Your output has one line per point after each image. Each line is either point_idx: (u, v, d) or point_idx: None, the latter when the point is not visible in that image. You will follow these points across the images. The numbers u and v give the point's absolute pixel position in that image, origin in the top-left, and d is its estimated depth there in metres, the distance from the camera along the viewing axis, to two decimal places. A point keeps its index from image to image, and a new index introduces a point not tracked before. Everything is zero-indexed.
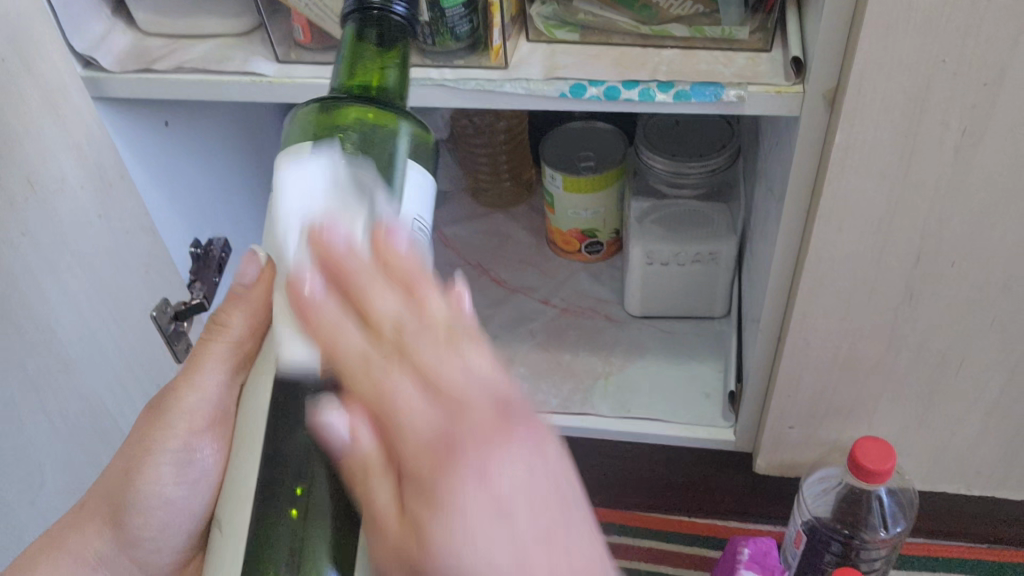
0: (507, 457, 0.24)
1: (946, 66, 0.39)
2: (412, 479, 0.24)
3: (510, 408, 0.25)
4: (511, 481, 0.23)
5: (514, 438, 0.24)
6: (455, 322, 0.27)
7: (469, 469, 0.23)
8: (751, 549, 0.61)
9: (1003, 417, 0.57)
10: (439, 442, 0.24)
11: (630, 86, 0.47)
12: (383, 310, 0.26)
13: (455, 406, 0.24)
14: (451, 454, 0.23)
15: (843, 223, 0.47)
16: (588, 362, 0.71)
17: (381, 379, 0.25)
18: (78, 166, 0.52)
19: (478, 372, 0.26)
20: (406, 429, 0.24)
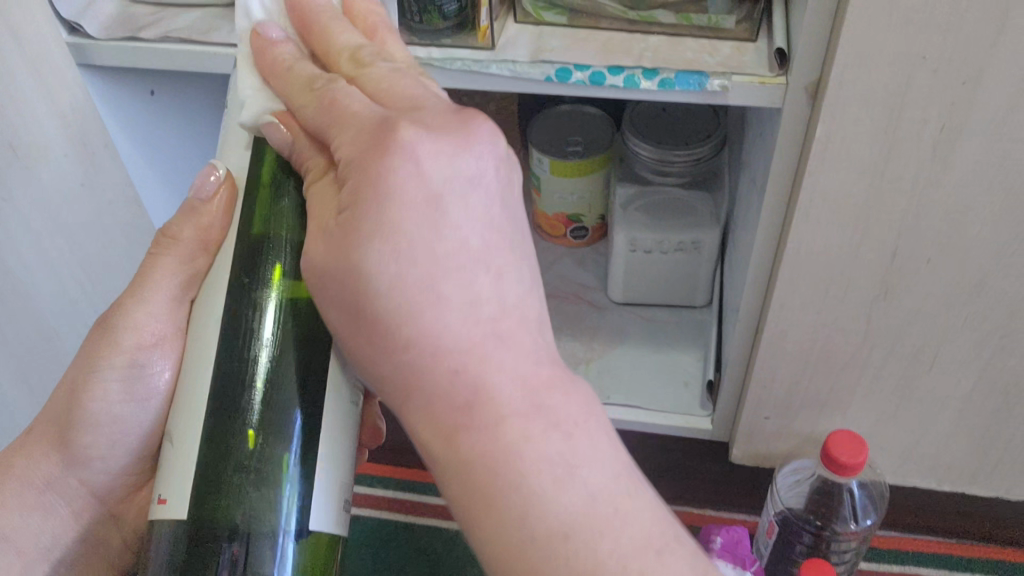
0: (462, 151, 0.31)
1: (926, 63, 0.39)
2: (358, 179, 0.30)
3: (470, 135, 0.31)
4: (452, 176, 0.30)
5: (507, 267, 0.31)
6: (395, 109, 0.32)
7: (414, 196, 0.30)
8: (723, 538, 0.61)
9: (976, 414, 0.57)
10: (373, 135, 0.31)
11: (616, 71, 0.47)
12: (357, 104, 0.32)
13: (408, 127, 0.30)
14: (388, 140, 0.30)
15: (821, 216, 0.47)
16: (568, 347, 0.71)
17: (335, 96, 0.32)
18: (62, 133, 0.52)
19: (441, 226, 0.30)
20: (355, 111, 0.32)
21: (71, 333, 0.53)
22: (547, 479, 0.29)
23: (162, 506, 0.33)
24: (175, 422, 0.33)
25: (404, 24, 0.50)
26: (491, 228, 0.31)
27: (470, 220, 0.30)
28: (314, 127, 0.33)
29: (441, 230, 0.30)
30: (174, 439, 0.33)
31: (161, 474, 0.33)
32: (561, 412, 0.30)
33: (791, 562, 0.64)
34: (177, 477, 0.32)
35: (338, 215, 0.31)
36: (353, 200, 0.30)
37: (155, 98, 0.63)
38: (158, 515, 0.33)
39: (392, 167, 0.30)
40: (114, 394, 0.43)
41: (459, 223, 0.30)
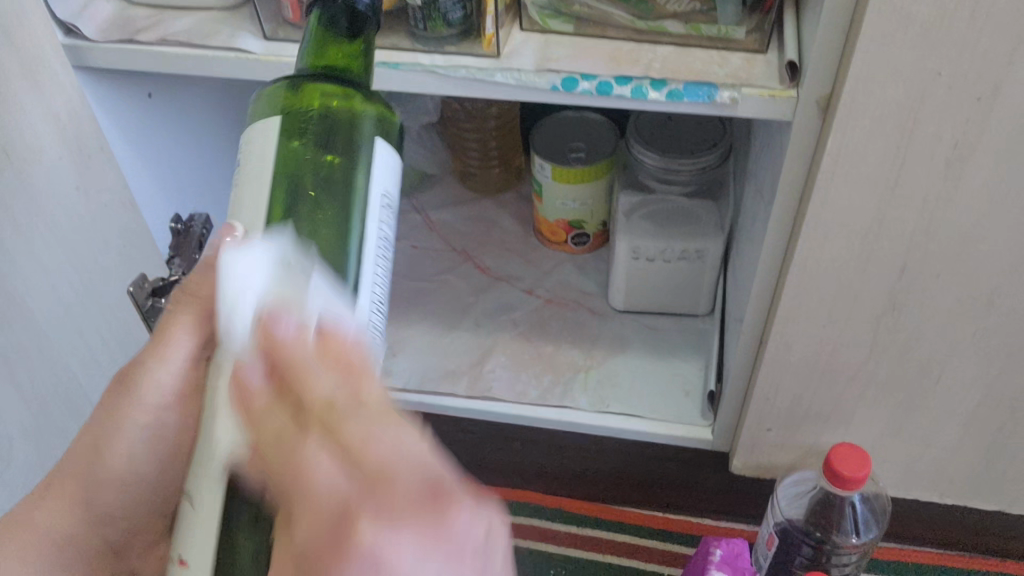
0: (438, 550, 0.21)
1: (941, 79, 0.38)
2: (287, 537, 0.23)
3: (442, 494, 0.22)
4: (418, 538, 0.21)
5: (448, 522, 0.21)
6: (386, 406, 0.25)
7: (356, 555, 0.20)
8: (723, 550, 0.61)
9: (980, 429, 0.57)
10: (333, 524, 0.21)
11: (623, 82, 0.46)
12: (320, 390, 0.25)
13: (373, 478, 0.22)
14: (347, 529, 0.21)
15: (830, 231, 0.46)
16: (569, 355, 0.70)
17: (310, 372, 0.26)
18: (57, 138, 0.51)
19: (392, 449, 0.23)
20: (312, 487, 0.22)
21: (66, 342, 0.53)
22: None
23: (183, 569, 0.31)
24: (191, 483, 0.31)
25: (407, 31, 0.50)
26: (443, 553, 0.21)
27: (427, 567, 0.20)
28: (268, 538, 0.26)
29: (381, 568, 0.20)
30: (194, 504, 0.31)
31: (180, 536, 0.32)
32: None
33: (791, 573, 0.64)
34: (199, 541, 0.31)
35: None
36: (333, 534, 0.21)
37: (151, 101, 0.62)
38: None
39: (373, 438, 0.23)
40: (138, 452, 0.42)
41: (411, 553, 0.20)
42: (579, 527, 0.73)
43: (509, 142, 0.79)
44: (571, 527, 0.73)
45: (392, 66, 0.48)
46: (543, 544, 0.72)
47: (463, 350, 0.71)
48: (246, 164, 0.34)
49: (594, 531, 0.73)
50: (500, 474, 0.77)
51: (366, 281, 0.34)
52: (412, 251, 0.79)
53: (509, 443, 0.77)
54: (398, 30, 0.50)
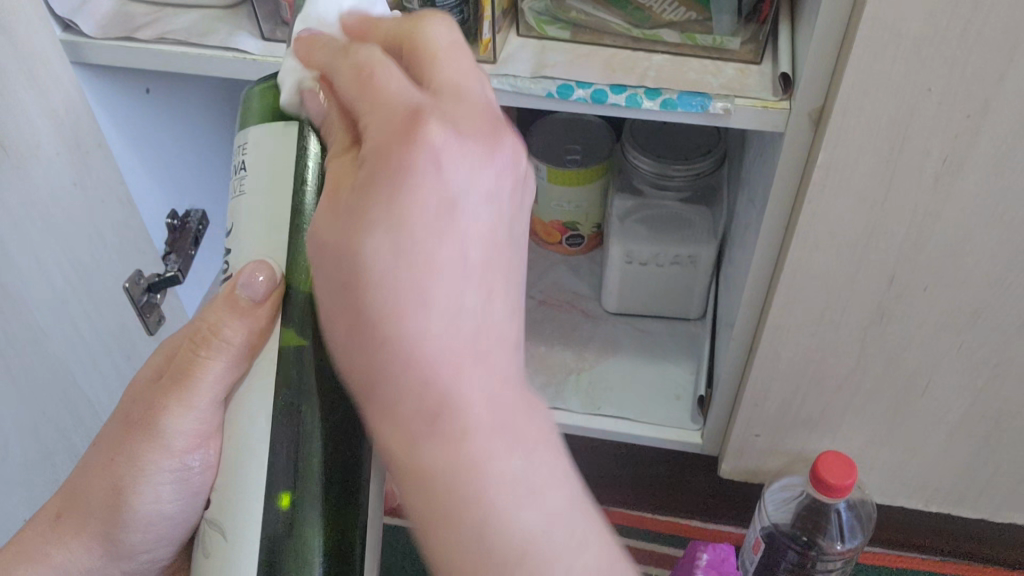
0: (487, 167, 0.27)
1: (931, 95, 0.39)
2: (376, 159, 0.26)
3: (503, 126, 0.28)
4: (485, 156, 0.27)
5: (490, 170, 0.27)
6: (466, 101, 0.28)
7: (428, 150, 0.26)
8: (709, 555, 0.60)
9: (966, 439, 0.57)
10: (403, 124, 0.26)
11: (618, 90, 0.46)
12: (394, 82, 0.28)
13: (448, 100, 0.28)
14: (419, 126, 0.26)
15: (819, 242, 0.47)
16: (561, 356, 0.71)
17: (380, 64, 0.28)
18: (55, 134, 0.51)
19: (457, 205, 0.26)
20: (388, 91, 0.27)
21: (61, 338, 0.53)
22: (509, 496, 0.26)
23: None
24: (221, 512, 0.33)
25: None
26: (499, 178, 0.28)
27: (480, 180, 0.27)
28: (333, 74, 0.30)
29: (443, 185, 0.26)
30: (225, 534, 0.32)
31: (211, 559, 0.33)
32: (524, 429, 0.27)
33: None
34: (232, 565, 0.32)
35: (354, 187, 0.27)
36: (369, 178, 0.26)
37: (149, 96, 0.62)
38: None
39: (414, 160, 0.26)
40: (165, 495, 0.40)
41: (466, 171, 0.27)
42: None
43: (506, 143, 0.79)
44: None
45: None
46: None
47: None
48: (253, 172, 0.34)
49: None
50: None
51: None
52: None
53: None
54: None
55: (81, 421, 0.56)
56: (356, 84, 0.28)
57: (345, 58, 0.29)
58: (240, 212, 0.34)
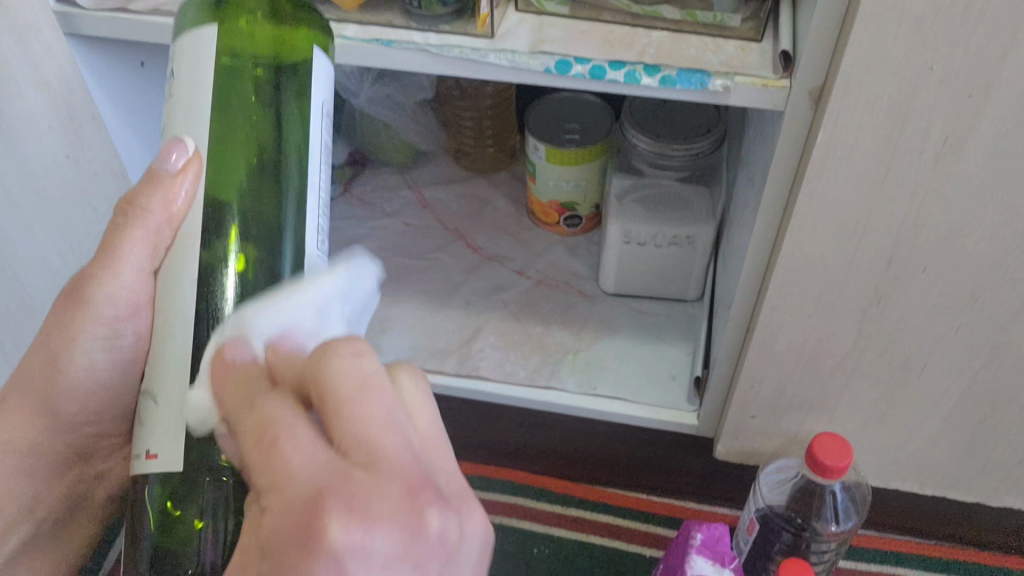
0: (395, 530, 0.25)
1: (933, 74, 0.38)
2: (274, 548, 0.25)
3: (421, 492, 0.26)
4: (400, 537, 0.25)
5: (405, 527, 0.25)
6: (377, 456, 0.26)
7: (329, 548, 0.24)
8: (704, 535, 0.60)
9: (962, 422, 0.57)
10: (296, 509, 0.25)
11: (617, 66, 0.46)
12: (295, 454, 0.26)
13: (357, 465, 0.26)
14: (317, 517, 0.24)
15: (818, 222, 0.47)
16: (558, 336, 0.71)
17: (280, 420, 0.27)
18: (48, 107, 0.51)
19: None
20: (291, 470, 0.26)
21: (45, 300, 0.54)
22: None
23: (153, 461, 0.31)
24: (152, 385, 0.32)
25: (403, 8, 0.49)
26: (415, 534, 0.25)
27: (394, 548, 0.25)
28: (240, 427, 0.28)
29: (351, 569, 0.24)
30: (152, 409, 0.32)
31: (145, 428, 0.32)
32: None
33: (770, 558, 0.64)
34: (160, 432, 0.31)
35: (262, 561, 0.26)
36: (275, 558, 0.25)
37: (143, 70, 0.61)
38: (142, 469, 0.31)
39: (309, 555, 0.24)
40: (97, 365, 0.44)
41: (381, 537, 0.25)
42: (564, 507, 0.74)
43: (504, 122, 0.79)
44: (555, 507, 0.74)
45: (384, 43, 0.48)
46: (525, 522, 0.73)
47: (452, 328, 0.71)
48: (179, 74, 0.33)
49: (579, 511, 0.73)
50: (480, 452, 0.77)
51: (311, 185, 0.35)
52: (404, 228, 0.79)
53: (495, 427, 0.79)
54: (394, 6, 0.50)
55: None
56: (257, 449, 0.27)
57: (252, 412, 0.28)
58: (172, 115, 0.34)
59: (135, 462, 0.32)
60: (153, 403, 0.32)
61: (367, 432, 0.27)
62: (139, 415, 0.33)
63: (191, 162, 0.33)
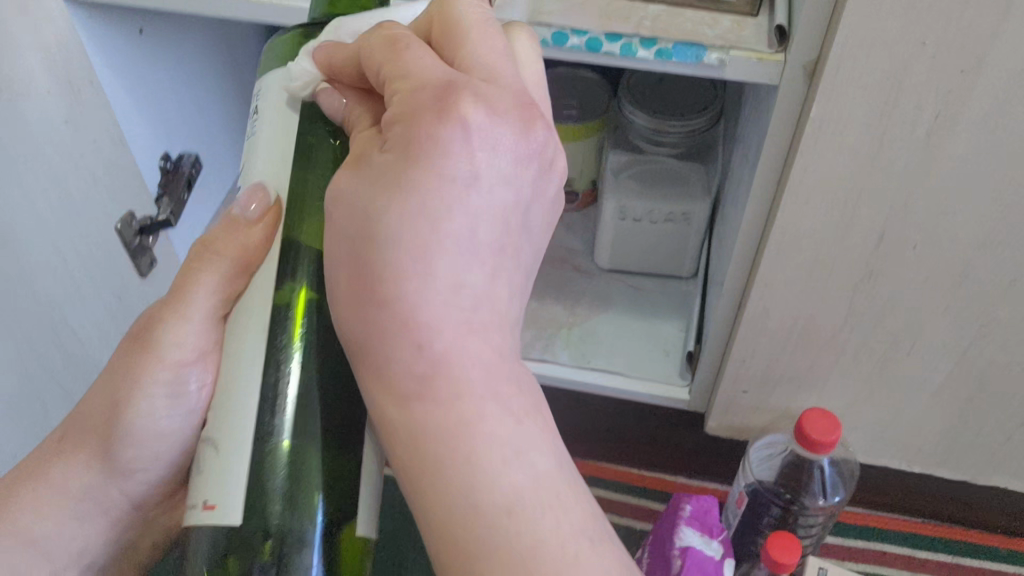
0: (510, 132, 0.30)
1: (925, 49, 0.38)
2: (400, 138, 0.29)
3: (530, 125, 0.31)
4: (509, 174, 0.30)
5: (517, 143, 0.31)
6: (499, 105, 0.30)
7: (451, 193, 0.29)
8: (693, 506, 0.61)
9: (950, 400, 0.58)
10: (422, 134, 0.29)
11: (613, 38, 0.46)
12: (424, 108, 0.29)
13: (457, 121, 0.29)
14: (441, 151, 0.29)
15: (810, 197, 0.47)
16: (553, 311, 0.71)
17: (412, 79, 0.30)
18: (48, 70, 0.51)
19: (473, 210, 0.29)
20: (418, 124, 0.29)
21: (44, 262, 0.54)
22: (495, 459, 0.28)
23: (210, 513, 0.29)
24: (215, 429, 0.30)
25: None
26: (515, 185, 0.31)
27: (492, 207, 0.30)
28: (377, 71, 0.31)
29: (452, 253, 0.29)
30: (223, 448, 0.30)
31: (202, 478, 0.30)
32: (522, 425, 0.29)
33: (758, 533, 0.64)
34: (224, 483, 0.29)
35: (387, 152, 0.30)
36: (392, 161, 0.29)
37: (143, 37, 0.61)
38: (202, 522, 0.29)
39: (428, 172, 0.29)
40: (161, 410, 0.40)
41: (481, 236, 0.29)
42: None
43: None
44: None
45: None
46: None
47: None
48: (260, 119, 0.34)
49: None
50: None
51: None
52: None
53: None
54: None
55: (75, 361, 0.56)
56: (404, 150, 0.29)
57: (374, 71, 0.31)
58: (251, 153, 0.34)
59: (189, 513, 0.30)
60: (214, 454, 0.30)
61: (468, 106, 0.29)
62: (194, 464, 0.30)
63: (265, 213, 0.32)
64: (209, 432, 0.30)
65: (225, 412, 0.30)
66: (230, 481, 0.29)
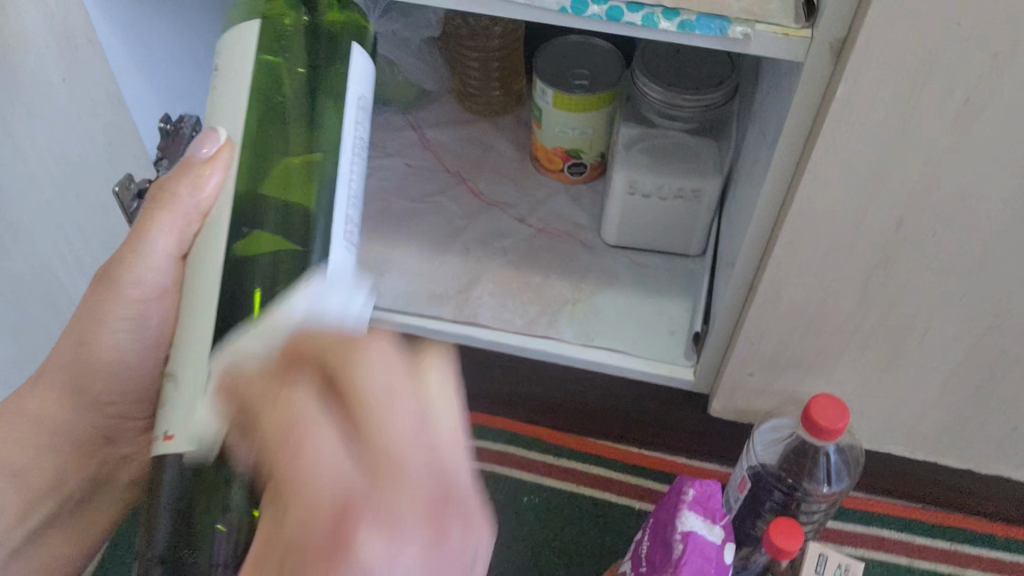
0: (431, 528, 0.23)
1: (960, 30, 0.37)
2: (293, 447, 0.23)
3: (446, 509, 0.23)
4: (421, 551, 0.22)
5: (442, 534, 0.23)
6: (396, 464, 0.23)
7: (357, 565, 0.21)
8: (695, 491, 0.60)
9: (959, 388, 0.57)
10: (332, 519, 0.22)
11: (635, 8, 0.44)
12: (313, 442, 0.23)
13: (383, 477, 0.23)
14: (347, 532, 0.22)
15: (830, 180, 0.45)
16: (557, 286, 0.70)
17: (296, 412, 0.24)
18: (42, 23, 0.49)
19: (386, 554, 0.22)
20: (317, 470, 0.23)
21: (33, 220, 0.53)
22: None
23: (169, 443, 0.34)
24: (176, 367, 0.35)
25: None
26: (436, 544, 0.23)
27: (422, 563, 0.22)
28: (263, 419, 0.25)
29: None
30: (178, 382, 0.35)
31: (168, 411, 0.35)
32: None
33: (759, 517, 0.64)
34: (177, 420, 0.34)
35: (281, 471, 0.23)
36: (296, 465, 0.23)
37: None
38: (164, 450, 0.34)
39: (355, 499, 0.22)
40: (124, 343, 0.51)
41: (404, 563, 0.22)
42: (555, 457, 0.74)
43: (512, 65, 0.77)
44: (546, 457, 0.74)
45: None
46: (513, 470, 0.73)
47: (452, 274, 0.70)
48: (222, 73, 0.40)
49: (570, 462, 0.74)
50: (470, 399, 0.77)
51: (342, 185, 0.42)
52: (405, 168, 0.77)
53: (488, 377, 0.77)
54: None
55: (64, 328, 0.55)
56: (280, 458, 0.23)
57: (278, 408, 0.24)
58: (216, 105, 0.40)
59: (157, 444, 0.35)
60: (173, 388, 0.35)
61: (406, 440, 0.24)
62: (160, 400, 0.35)
63: (221, 150, 0.39)
64: (170, 369, 0.36)
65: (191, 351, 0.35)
66: (178, 417, 0.34)
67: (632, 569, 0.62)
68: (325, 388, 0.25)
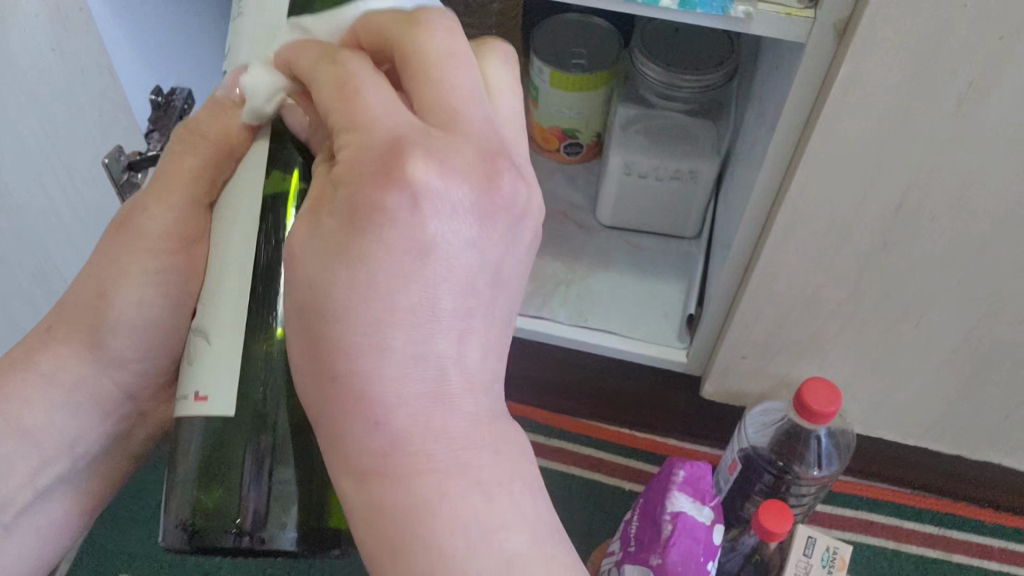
0: (478, 181, 0.29)
1: (966, 12, 0.36)
2: (348, 111, 0.30)
3: (495, 158, 0.30)
4: (472, 192, 0.29)
5: (492, 188, 0.30)
6: (466, 128, 0.30)
7: (403, 200, 0.28)
8: (686, 472, 0.60)
9: (953, 374, 0.57)
10: (379, 159, 0.28)
11: None
12: (374, 102, 0.30)
13: (439, 129, 0.29)
14: (397, 167, 0.28)
15: (829, 162, 0.45)
16: (551, 267, 0.69)
17: (360, 87, 0.30)
18: None
19: (423, 224, 0.28)
20: (375, 116, 0.29)
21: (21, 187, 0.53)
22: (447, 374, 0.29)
23: (204, 403, 0.33)
24: (206, 318, 0.34)
25: None
26: (482, 227, 0.30)
27: (468, 230, 0.29)
28: (314, 82, 0.31)
29: (399, 291, 0.28)
30: (212, 334, 0.34)
31: (195, 370, 0.34)
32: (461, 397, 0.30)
33: (748, 499, 0.64)
34: (213, 372, 0.33)
35: (337, 197, 0.29)
36: (347, 184, 0.29)
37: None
38: (196, 410, 0.33)
39: (387, 201, 0.28)
40: None
41: (445, 224, 0.29)
42: (546, 437, 0.74)
43: (508, 41, 0.76)
44: (538, 437, 0.74)
45: None
46: None
47: None
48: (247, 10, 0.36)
49: (561, 442, 0.74)
50: None
51: None
52: None
53: None
54: None
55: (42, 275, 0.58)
56: (339, 100, 0.30)
57: (331, 67, 0.31)
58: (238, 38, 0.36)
59: (182, 404, 0.34)
60: (202, 340, 0.34)
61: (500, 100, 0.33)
62: (186, 351, 0.35)
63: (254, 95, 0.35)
64: (200, 322, 0.35)
65: (223, 292, 0.34)
66: (215, 379, 0.33)
67: (619, 550, 0.62)
68: (378, 61, 0.31)
